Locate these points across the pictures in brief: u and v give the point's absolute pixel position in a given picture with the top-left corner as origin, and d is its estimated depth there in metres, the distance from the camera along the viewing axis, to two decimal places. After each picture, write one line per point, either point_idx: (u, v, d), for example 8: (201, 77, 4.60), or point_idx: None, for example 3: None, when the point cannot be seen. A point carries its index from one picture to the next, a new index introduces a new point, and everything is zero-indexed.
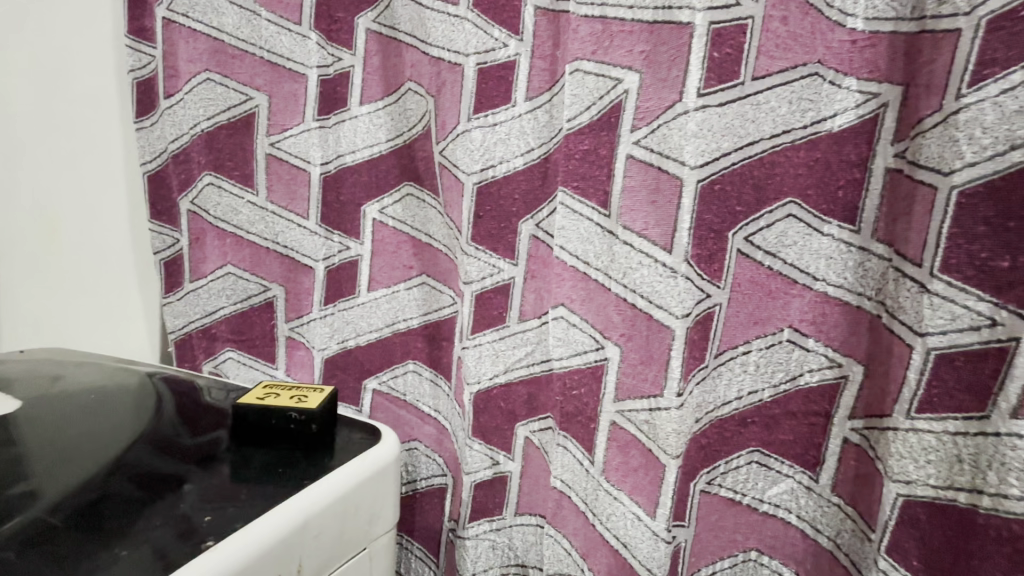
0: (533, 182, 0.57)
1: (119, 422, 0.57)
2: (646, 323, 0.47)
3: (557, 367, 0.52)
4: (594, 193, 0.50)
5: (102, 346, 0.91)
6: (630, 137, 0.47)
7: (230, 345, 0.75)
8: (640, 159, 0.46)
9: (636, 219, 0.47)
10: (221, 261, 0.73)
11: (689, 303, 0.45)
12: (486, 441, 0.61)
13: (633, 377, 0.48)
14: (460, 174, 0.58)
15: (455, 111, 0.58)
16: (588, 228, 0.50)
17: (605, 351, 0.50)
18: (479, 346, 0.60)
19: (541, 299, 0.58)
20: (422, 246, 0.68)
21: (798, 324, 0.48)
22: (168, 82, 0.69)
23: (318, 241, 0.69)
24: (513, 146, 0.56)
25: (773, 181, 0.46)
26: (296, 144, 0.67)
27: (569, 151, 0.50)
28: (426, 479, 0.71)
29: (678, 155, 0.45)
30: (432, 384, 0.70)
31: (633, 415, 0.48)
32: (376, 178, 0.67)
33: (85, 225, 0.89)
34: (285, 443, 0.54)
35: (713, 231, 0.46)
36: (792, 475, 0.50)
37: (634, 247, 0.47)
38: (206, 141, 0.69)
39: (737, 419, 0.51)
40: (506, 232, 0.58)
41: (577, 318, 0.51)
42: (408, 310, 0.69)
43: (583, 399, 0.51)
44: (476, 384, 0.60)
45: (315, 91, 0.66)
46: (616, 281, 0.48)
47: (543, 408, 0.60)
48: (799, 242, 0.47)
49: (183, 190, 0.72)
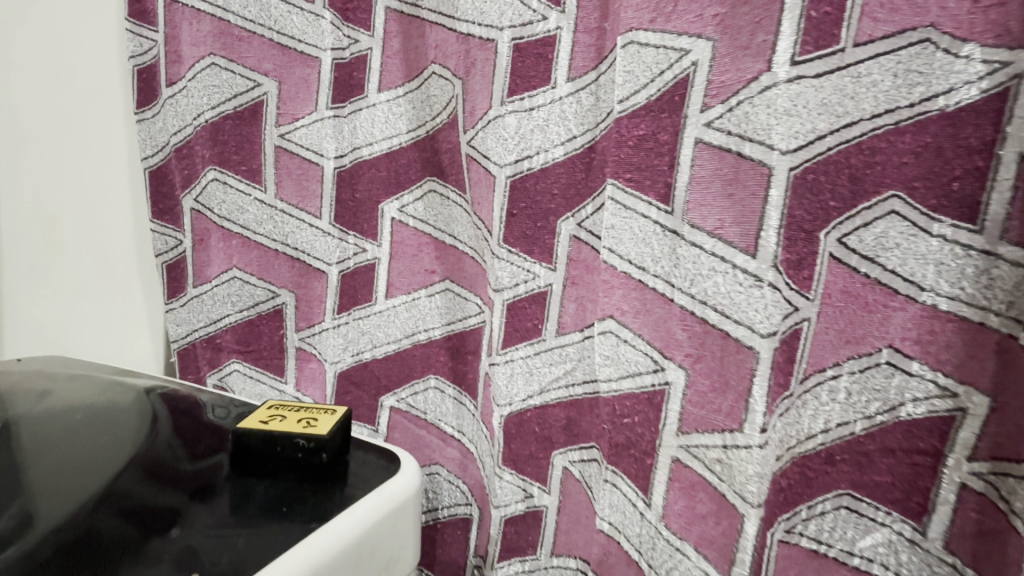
0: (576, 176, 0.49)
1: (109, 444, 0.51)
2: (720, 342, 0.39)
3: (603, 391, 0.44)
4: (653, 184, 0.42)
5: (105, 354, 0.86)
6: (700, 118, 0.39)
7: (235, 357, 0.69)
8: (712, 144, 0.39)
9: (706, 217, 0.40)
10: (226, 264, 0.67)
11: (776, 318, 0.37)
12: (519, 471, 0.54)
13: (702, 406, 0.40)
14: (491, 166, 0.51)
15: (487, 95, 0.51)
16: (644, 228, 0.42)
17: (666, 374, 0.41)
18: (511, 362, 0.53)
19: (584, 310, 0.51)
20: (446, 249, 0.60)
21: (899, 343, 0.39)
22: (170, 69, 0.63)
23: (330, 242, 0.63)
24: (552, 133, 0.49)
25: (872, 171, 0.37)
26: (308, 135, 0.61)
27: (620, 138, 0.42)
28: (449, 508, 0.64)
29: (762, 137, 0.37)
30: (455, 402, 0.63)
31: (702, 452, 0.40)
32: (395, 173, 0.60)
33: (89, 226, 0.83)
34: (291, 473, 0.47)
35: (803, 231, 0.38)
36: (889, 524, 0.41)
37: (705, 249, 0.39)
38: (210, 132, 0.63)
39: (822, 456, 0.42)
40: (543, 233, 0.51)
41: (629, 334, 0.43)
42: (429, 319, 0.62)
43: (637, 429, 0.43)
44: (508, 406, 0.53)
45: (330, 77, 0.59)
46: (681, 290, 0.40)
47: (586, 435, 0.52)
48: (903, 245, 0.37)
49: (187, 186, 0.66)
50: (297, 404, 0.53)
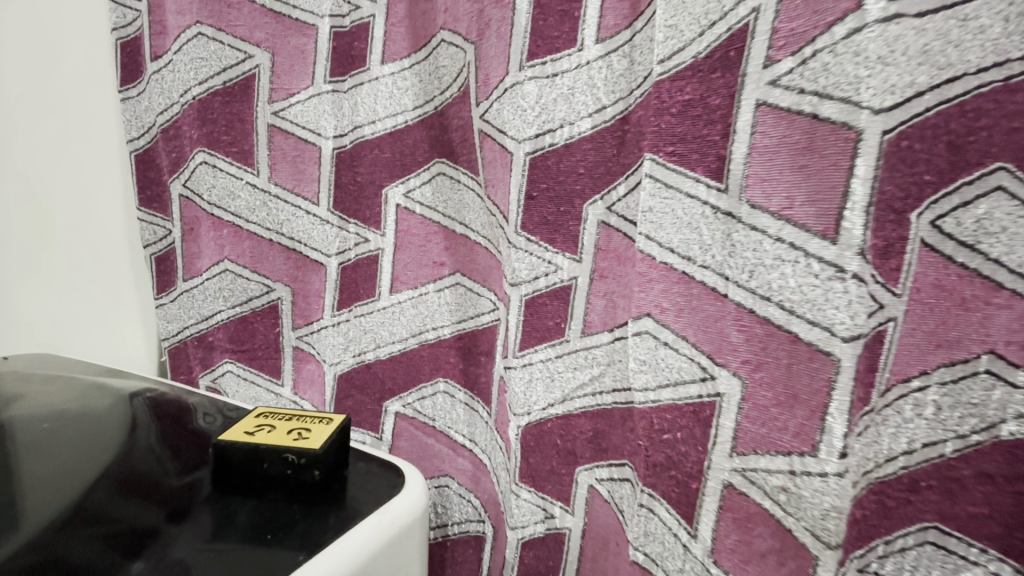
0: (605, 152, 0.43)
1: (80, 456, 0.45)
2: (786, 345, 0.32)
3: (638, 401, 0.38)
4: (702, 157, 0.35)
5: (98, 352, 0.80)
6: (764, 75, 0.32)
7: (228, 357, 0.63)
8: (778, 107, 0.32)
9: (771, 194, 0.32)
10: (218, 255, 0.61)
11: (862, 317, 0.30)
12: (539, 489, 0.48)
13: (761, 424, 0.33)
14: (507, 142, 0.45)
15: (503, 60, 0.45)
16: (691, 210, 0.35)
17: (716, 384, 0.35)
18: (529, 366, 0.46)
19: (614, 306, 0.44)
20: (456, 238, 0.54)
21: (1004, 347, 0.31)
22: (155, 41, 0.58)
23: (330, 231, 0.57)
24: (578, 103, 0.42)
25: (975, 139, 0.29)
26: (304, 112, 0.55)
27: (661, 104, 0.35)
28: (460, 525, 0.58)
29: (846, 94, 0.29)
30: (466, 409, 0.57)
31: (763, 478, 0.33)
32: (400, 154, 0.54)
33: (79, 216, 0.77)
34: (280, 492, 0.41)
35: (892, 211, 0.31)
36: (983, 563, 0.33)
37: (768, 233, 0.32)
38: (198, 111, 0.57)
39: (904, 481, 0.35)
40: (566, 219, 0.44)
41: (670, 336, 0.36)
42: (438, 317, 0.55)
43: (680, 448, 0.37)
44: (525, 416, 0.46)
45: (328, 47, 0.53)
46: (738, 284, 0.34)
47: (617, 451, 0.46)
48: (1013, 228, 0.29)
49: (175, 170, 0.60)
50: (289, 410, 0.47)
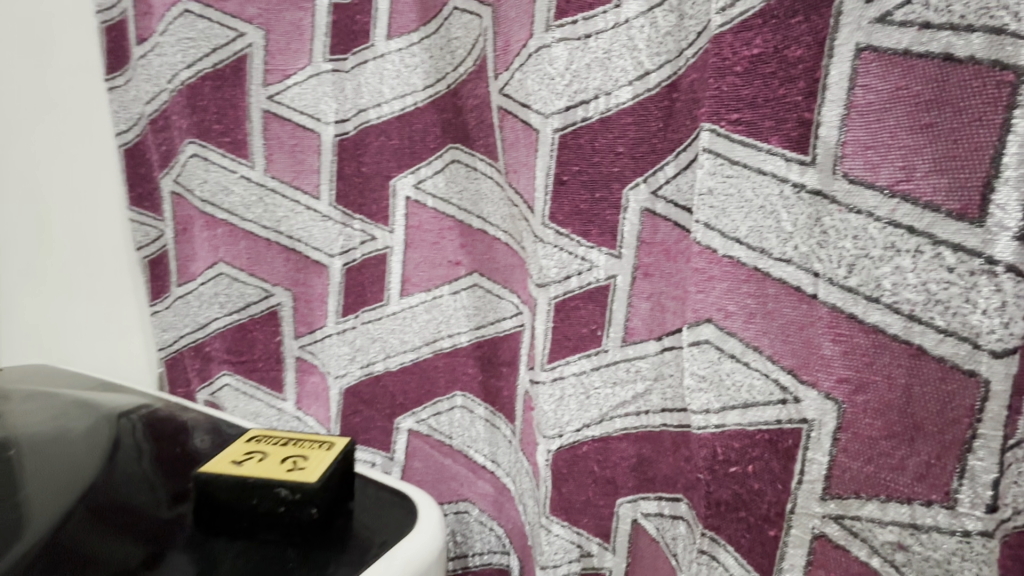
0: (648, 128, 0.36)
1: (51, 486, 0.40)
2: (904, 360, 0.25)
3: (695, 427, 0.30)
4: (778, 123, 0.28)
5: (102, 364, 0.75)
6: (867, 12, 0.25)
7: (226, 369, 0.58)
8: (888, 50, 0.24)
9: (878, 164, 0.25)
10: (212, 257, 0.56)
11: (1020, 324, 0.22)
12: (572, 523, 0.41)
13: (866, 460, 0.26)
14: (532, 118, 0.38)
15: (526, 22, 0.38)
16: (766, 190, 0.28)
17: (802, 408, 0.28)
18: (561, 381, 0.39)
19: (661, 310, 0.38)
20: (473, 234, 0.48)
21: None
22: (140, 23, 0.53)
23: (332, 229, 0.51)
24: (615, 69, 0.35)
25: None
26: (302, 95, 0.49)
27: (721, 62, 0.28)
28: (481, 556, 0.52)
29: (996, 22, 0.21)
30: (487, 426, 0.50)
31: (869, 531, 0.26)
32: (409, 140, 0.47)
33: (78, 220, 0.72)
34: (273, 534, 0.35)
35: None
36: None
37: (875, 216, 0.25)
38: (187, 98, 0.52)
39: None
40: (601, 207, 0.37)
41: (737, 347, 0.29)
42: (453, 322, 0.49)
43: (753, 484, 0.29)
44: (557, 438, 0.40)
45: (327, 21, 0.47)
46: (831, 281, 0.26)
47: (668, 483, 0.39)
48: None
49: (165, 165, 0.55)
50: (285, 434, 0.41)
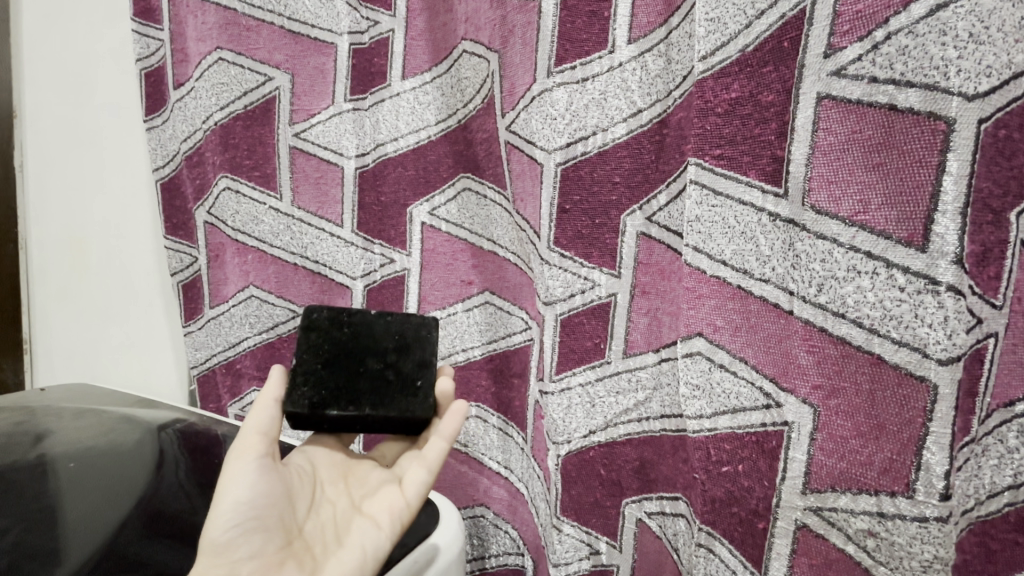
0: (642, 159, 0.40)
1: (104, 499, 0.43)
2: (867, 368, 0.28)
3: (691, 430, 0.34)
4: (754, 159, 0.31)
5: (133, 382, 0.80)
6: (825, 65, 0.28)
7: (255, 384, 0.62)
8: (844, 99, 0.28)
9: (840, 197, 0.29)
10: (243, 281, 0.60)
11: (960, 336, 0.26)
12: (582, 522, 0.44)
13: (840, 457, 0.29)
14: (536, 153, 0.42)
15: (529, 67, 0.42)
16: (745, 218, 0.32)
17: (783, 412, 0.31)
18: (567, 392, 0.43)
19: (658, 324, 0.41)
20: (484, 255, 0.52)
21: None
22: (177, 69, 0.58)
23: (354, 253, 0.55)
24: (611, 108, 0.39)
25: None
26: (326, 132, 0.54)
27: (704, 104, 0.32)
28: (497, 557, 0.55)
29: (929, 80, 0.25)
30: (500, 434, 0.53)
31: (844, 520, 0.29)
32: (424, 171, 0.52)
33: (112, 247, 0.77)
34: (391, 341, 0.39)
35: (990, 211, 0.26)
36: None
37: (839, 242, 0.28)
38: (220, 136, 0.57)
39: (1011, 521, 0.31)
40: (601, 231, 0.41)
41: (726, 358, 0.33)
42: (467, 338, 0.53)
43: (742, 482, 0.33)
44: (566, 444, 0.43)
45: (347, 65, 0.52)
46: (804, 299, 0.30)
47: (668, 483, 0.42)
48: None
49: (200, 198, 0.60)
50: None
